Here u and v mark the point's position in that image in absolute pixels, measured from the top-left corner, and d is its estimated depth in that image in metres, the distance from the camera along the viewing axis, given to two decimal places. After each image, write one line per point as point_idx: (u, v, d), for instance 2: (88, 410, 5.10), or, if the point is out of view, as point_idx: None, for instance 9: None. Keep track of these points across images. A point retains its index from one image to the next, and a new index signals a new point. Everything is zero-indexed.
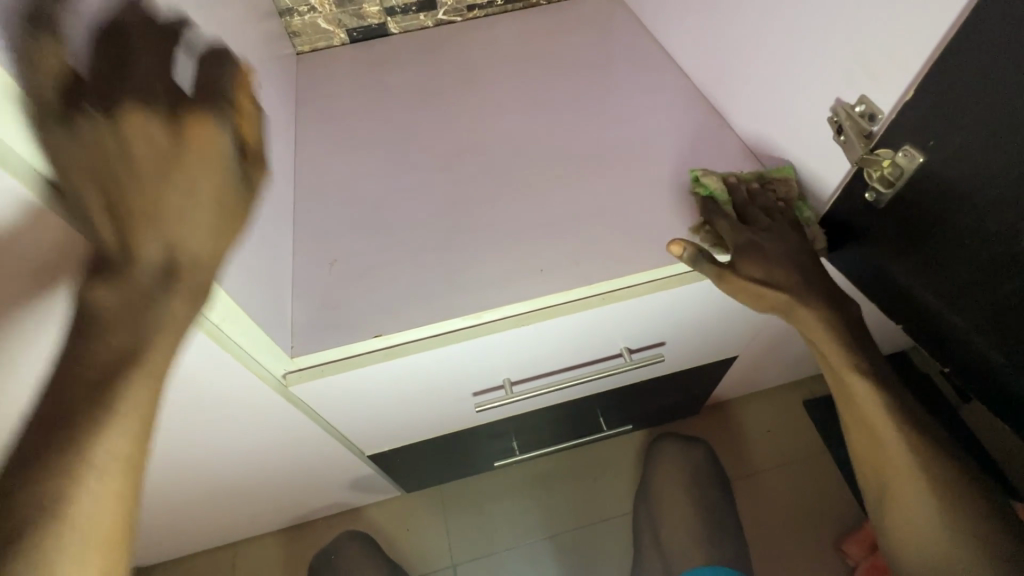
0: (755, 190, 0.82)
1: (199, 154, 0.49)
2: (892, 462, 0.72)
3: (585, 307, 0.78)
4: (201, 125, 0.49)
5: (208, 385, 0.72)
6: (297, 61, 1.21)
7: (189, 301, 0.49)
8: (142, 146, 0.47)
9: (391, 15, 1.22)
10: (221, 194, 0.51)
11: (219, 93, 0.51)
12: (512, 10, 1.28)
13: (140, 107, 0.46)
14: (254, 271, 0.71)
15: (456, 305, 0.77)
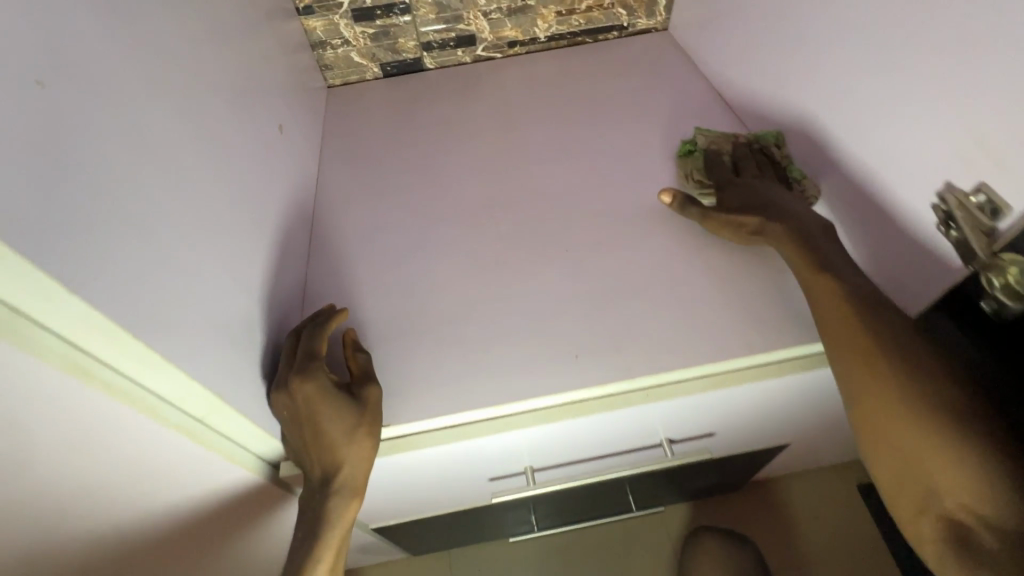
0: (747, 149, 0.84)
1: (310, 398, 0.63)
2: (913, 458, 0.55)
3: (625, 404, 0.67)
4: (312, 378, 0.63)
5: (192, 493, 0.62)
6: (326, 95, 1.15)
7: (346, 501, 0.62)
8: (303, 425, 0.63)
9: (427, 50, 1.15)
10: (347, 425, 0.63)
11: (309, 361, 0.65)
12: (555, 48, 1.20)
13: (279, 394, 0.64)
14: (247, 351, 0.62)
15: (476, 393, 0.67)
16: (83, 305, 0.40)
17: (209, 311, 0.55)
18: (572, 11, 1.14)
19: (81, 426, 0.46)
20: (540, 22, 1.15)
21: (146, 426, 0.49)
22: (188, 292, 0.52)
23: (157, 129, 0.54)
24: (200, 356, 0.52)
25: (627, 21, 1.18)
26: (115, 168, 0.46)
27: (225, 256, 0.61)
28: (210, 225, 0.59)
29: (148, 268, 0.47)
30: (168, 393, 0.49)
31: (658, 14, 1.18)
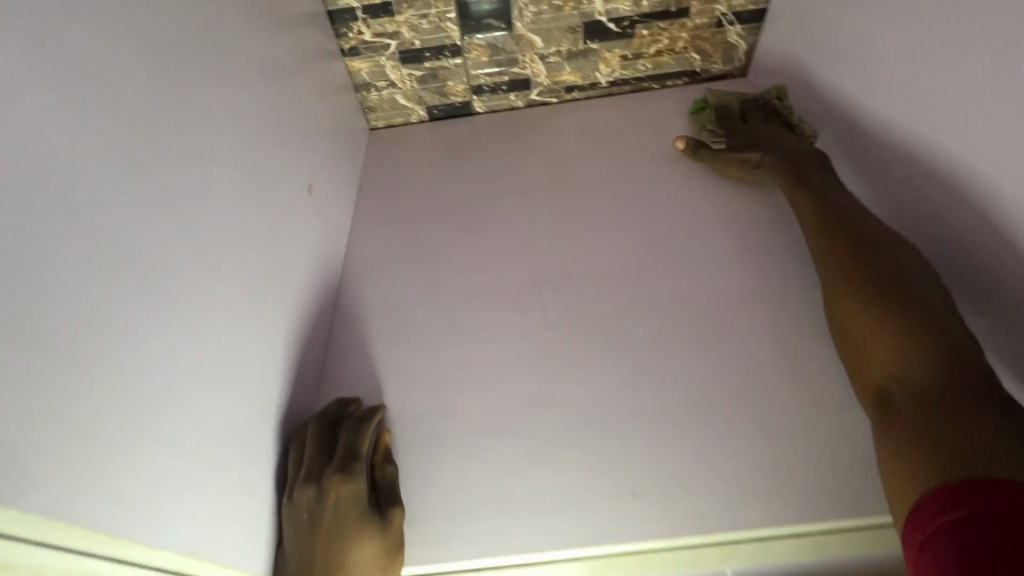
0: (752, 104, 0.94)
1: (338, 505, 0.53)
2: (863, 339, 0.60)
3: (694, 561, 0.55)
4: (348, 484, 0.54)
5: None
6: (368, 139, 1.08)
7: None
8: (321, 539, 0.52)
9: (477, 93, 1.06)
10: (376, 546, 0.53)
11: (350, 458, 0.56)
12: (618, 93, 1.08)
13: (308, 489, 0.53)
14: (236, 469, 0.52)
15: (510, 533, 0.56)
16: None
17: (181, 442, 0.46)
18: (640, 55, 1.03)
19: None
20: (603, 66, 1.04)
21: None
22: (151, 426, 0.43)
23: (149, 218, 0.46)
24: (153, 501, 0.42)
25: (701, 66, 1.05)
26: (68, 287, 0.38)
27: (226, 357, 0.53)
28: (197, 323, 0.49)
29: (90, 412, 0.38)
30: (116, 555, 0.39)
31: (737, 59, 1.05)
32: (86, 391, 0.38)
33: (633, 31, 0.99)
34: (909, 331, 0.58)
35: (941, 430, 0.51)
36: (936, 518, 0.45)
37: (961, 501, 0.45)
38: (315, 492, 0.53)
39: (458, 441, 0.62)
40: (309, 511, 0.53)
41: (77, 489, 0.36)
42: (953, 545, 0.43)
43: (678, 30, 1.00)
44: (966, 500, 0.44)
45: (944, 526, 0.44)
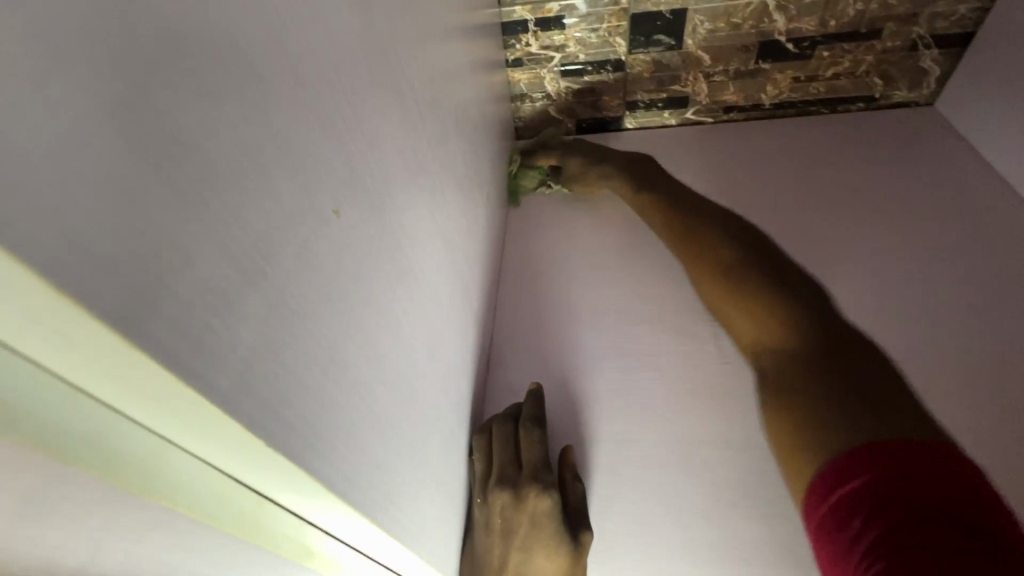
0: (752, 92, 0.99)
1: (527, 516, 0.56)
2: (718, 305, 0.67)
3: None
4: (540, 500, 0.56)
5: None
6: (515, 148, 1.09)
7: None
8: (513, 540, 0.56)
9: (631, 109, 1.04)
10: (559, 563, 0.55)
11: (540, 470, 0.58)
12: (782, 116, 1.02)
13: (503, 492, 0.57)
14: (444, 467, 0.51)
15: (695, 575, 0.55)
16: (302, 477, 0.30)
17: (426, 446, 0.46)
18: (815, 77, 0.96)
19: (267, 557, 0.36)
20: (770, 87, 0.99)
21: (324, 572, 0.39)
22: (413, 430, 0.43)
23: (415, 226, 0.46)
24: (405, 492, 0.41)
25: (881, 92, 0.97)
26: (366, 291, 0.37)
27: (447, 362, 0.53)
28: (435, 319, 0.50)
29: (382, 416, 0.38)
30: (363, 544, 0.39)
31: (925, 86, 0.96)
32: (378, 397, 0.38)
33: (813, 53, 0.93)
34: (771, 311, 0.62)
35: (782, 399, 0.56)
36: (832, 492, 0.46)
37: (852, 469, 0.45)
38: (508, 503, 0.56)
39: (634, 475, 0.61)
40: (501, 518, 0.57)
41: (371, 472, 0.36)
42: (854, 504, 0.43)
43: (862, 53, 0.93)
44: (866, 464, 0.44)
45: (836, 501, 0.45)
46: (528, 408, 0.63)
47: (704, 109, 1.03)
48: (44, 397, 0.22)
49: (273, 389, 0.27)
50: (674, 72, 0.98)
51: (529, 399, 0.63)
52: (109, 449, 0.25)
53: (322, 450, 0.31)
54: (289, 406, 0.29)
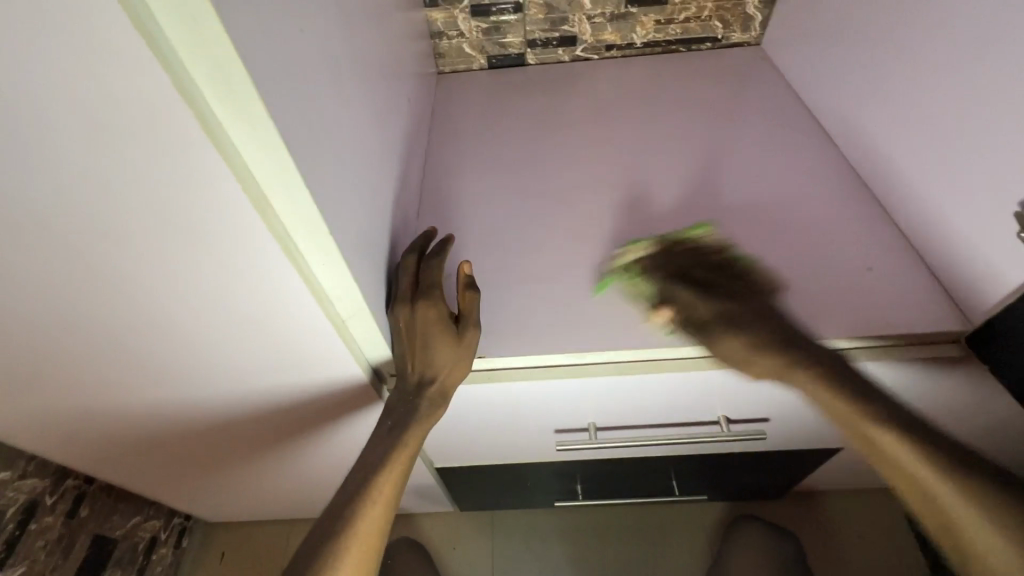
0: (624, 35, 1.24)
1: (423, 319, 0.72)
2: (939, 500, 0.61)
3: (692, 368, 0.75)
4: (432, 308, 0.72)
5: (309, 360, 0.70)
6: (437, 81, 1.28)
7: (435, 402, 0.73)
8: (418, 338, 0.72)
9: (531, 46, 1.26)
10: (451, 347, 0.72)
11: (432, 289, 0.74)
12: (650, 54, 1.27)
13: (405, 306, 0.72)
14: (375, 258, 0.69)
15: (559, 343, 0.76)
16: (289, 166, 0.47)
17: (364, 235, 0.65)
18: (671, 20, 1.22)
19: (254, 253, 0.53)
20: (639, 29, 1.24)
21: (295, 284, 0.57)
22: (357, 217, 0.62)
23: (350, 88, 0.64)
24: (349, 243, 0.59)
25: (722, 34, 1.25)
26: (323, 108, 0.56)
27: (379, 195, 0.73)
28: (367, 159, 0.69)
29: (337, 188, 0.57)
30: (320, 264, 0.57)
31: (753, 29, 1.24)
32: (334, 174, 0.56)
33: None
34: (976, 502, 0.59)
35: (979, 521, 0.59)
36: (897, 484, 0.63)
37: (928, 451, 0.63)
38: (408, 311, 0.73)
39: (523, 297, 0.82)
40: (407, 324, 0.73)
41: (327, 204, 0.53)
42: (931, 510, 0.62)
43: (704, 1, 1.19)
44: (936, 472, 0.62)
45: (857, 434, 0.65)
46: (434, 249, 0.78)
47: (589, 48, 1.27)
48: (177, 68, 0.39)
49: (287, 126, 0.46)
50: (561, 16, 1.21)
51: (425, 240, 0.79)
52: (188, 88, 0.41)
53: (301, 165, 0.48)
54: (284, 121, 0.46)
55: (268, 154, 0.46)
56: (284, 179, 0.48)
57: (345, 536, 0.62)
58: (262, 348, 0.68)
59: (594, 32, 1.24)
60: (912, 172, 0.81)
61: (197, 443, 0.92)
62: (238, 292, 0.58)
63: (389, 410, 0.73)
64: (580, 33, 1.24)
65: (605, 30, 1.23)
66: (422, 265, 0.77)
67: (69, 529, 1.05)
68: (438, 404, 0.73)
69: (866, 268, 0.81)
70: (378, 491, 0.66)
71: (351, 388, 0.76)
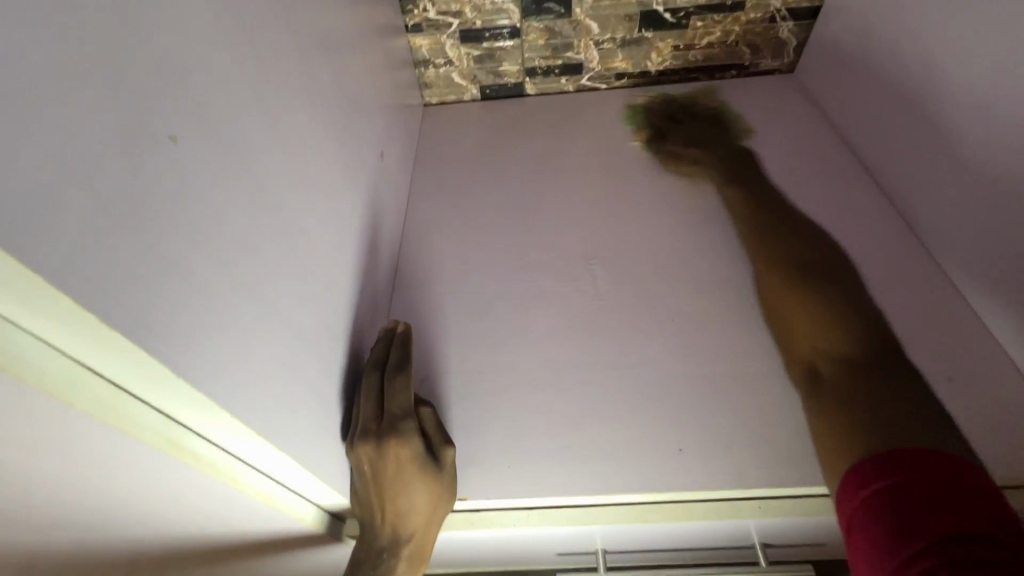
0: (637, 63, 1.08)
1: (390, 459, 0.54)
2: None
3: (730, 515, 0.59)
4: (403, 445, 0.54)
5: (239, 520, 0.53)
6: (423, 115, 1.12)
7: (410, 567, 0.55)
8: (385, 483, 0.55)
9: (530, 75, 1.10)
10: (430, 489, 0.56)
11: (402, 416, 0.56)
12: (667, 83, 1.11)
13: (367, 445, 0.54)
14: (323, 387, 0.53)
15: (561, 478, 0.60)
16: (130, 348, 0.29)
17: (305, 374, 0.48)
18: (692, 46, 1.06)
19: (114, 452, 0.36)
20: (654, 55, 1.07)
21: (191, 471, 0.39)
22: (294, 351, 0.46)
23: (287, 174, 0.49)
24: (273, 399, 0.42)
25: (750, 61, 1.08)
26: (241, 221, 0.40)
27: (333, 298, 0.57)
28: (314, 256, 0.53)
29: (255, 338, 0.40)
30: (226, 437, 0.39)
31: (786, 55, 1.07)
32: (251, 321, 0.40)
33: (688, 22, 1.02)
34: None
35: None
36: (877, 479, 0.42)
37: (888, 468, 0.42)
38: (369, 449, 0.54)
39: (518, 410, 0.66)
40: (369, 465, 0.55)
41: (227, 364, 0.36)
42: None
43: (731, 24, 1.03)
44: (890, 468, 0.42)
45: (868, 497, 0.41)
46: (397, 355, 0.61)
47: (596, 77, 1.10)
48: None
49: (150, 290, 0.30)
50: (564, 41, 1.05)
51: (393, 345, 0.62)
52: None
53: (166, 336, 0.31)
54: (135, 280, 0.29)
55: (110, 354, 0.29)
56: (149, 377, 0.31)
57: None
58: (172, 515, 0.51)
59: (602, 59, 1.08)
60: (1002, 254, 0.65)
61: (128, 568, 0.76)
62: (113, 481, 0.41)
63: (350, 574, 0.55)
64: (586, 60, 1.08)
65: (614, 57, 1.07)
66: (384, 380, 0.59)
67: None
68: (415, 566, 0.56)
69: (946, 377, 0.65)
70: None
71: (302, 537, 0.59)
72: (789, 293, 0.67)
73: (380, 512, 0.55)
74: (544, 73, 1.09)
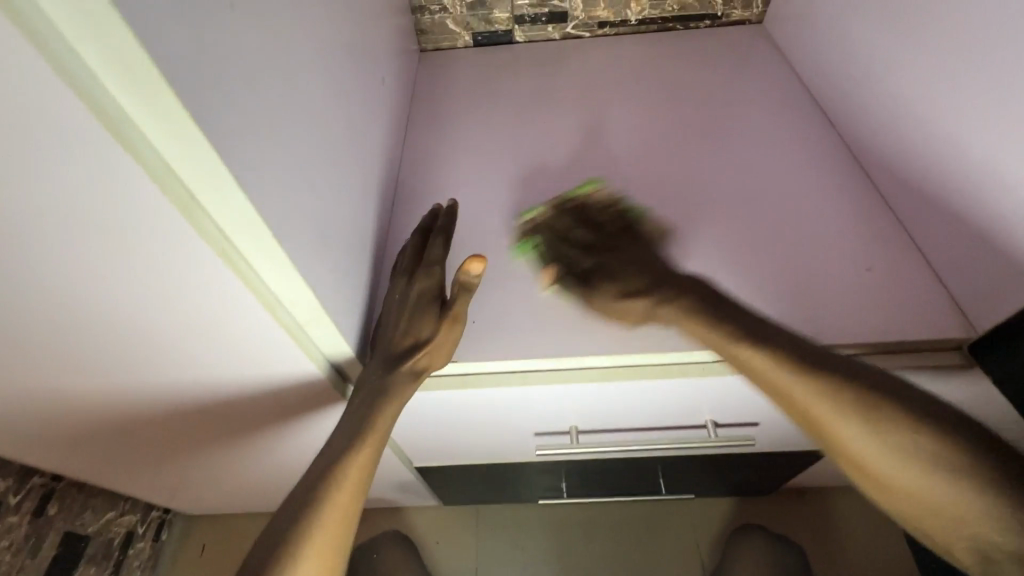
0: (617, 13, 1.17)
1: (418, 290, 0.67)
2: None
3: (679, 375, 0.70)
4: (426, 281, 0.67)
5: (263, 368, 0.64)
6: (419, 60, 1.21)
7: (409, 384, 0.64)
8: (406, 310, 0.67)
9: (519, 23, 1.19)
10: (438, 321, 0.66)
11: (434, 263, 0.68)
12: (645, 31, 1.20)
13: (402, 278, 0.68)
14: (342, 258, 0.64)
15: (538, 346, 0.71)
16: (215, 163, 0.40)
17: (323, 235, 0.58)
18: None
19: (181, 261, 0.46)
20: (633, 5, 1.16)
21: (240, 293, 0.51)
22: (317, 214, 0.57)
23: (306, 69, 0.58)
24: (304, 248, 0.53)
25: (722, 11, 1.17)
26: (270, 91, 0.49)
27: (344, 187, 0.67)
28: (331, 145, 0.63)
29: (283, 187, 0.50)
30: (267, 269, 0.51)
31: (754, 6, 1.16)
32: (279, 170, 0.49)
33: None
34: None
35: None
36: None
37: None
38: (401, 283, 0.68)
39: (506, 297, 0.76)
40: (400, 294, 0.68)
41: (270, 207, 0.47)
42: None
43: None
44: None
45: None
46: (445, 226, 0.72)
47: (580, 25, 1.19)
48: (61, 51, 0.31)
49: (220, 112, 0.40)
50: None
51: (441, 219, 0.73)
52: (68, 63, 0.32)
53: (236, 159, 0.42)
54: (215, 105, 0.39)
55: (191, 154, 0.39)
56: (216, 181, 0.41)
57: (310, 527, 0.54)
58: (208, 356, 0.61)
59: (586, 7, 1.16)
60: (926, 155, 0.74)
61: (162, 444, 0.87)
62: (172, 302, 0.52)
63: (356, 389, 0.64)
64: (571, 9, 1.16)
65: (597, 6, 1.16)
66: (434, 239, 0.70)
67: (37, 528, 1.02)
68: (412, 387, 0.64)
69: (866, 269, 0.76)
70: (344, 476, 0.58)
71: (313, 389, 0.70)
72: (805, 395, 0.57)
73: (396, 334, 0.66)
74: (532, 20, 1.18)
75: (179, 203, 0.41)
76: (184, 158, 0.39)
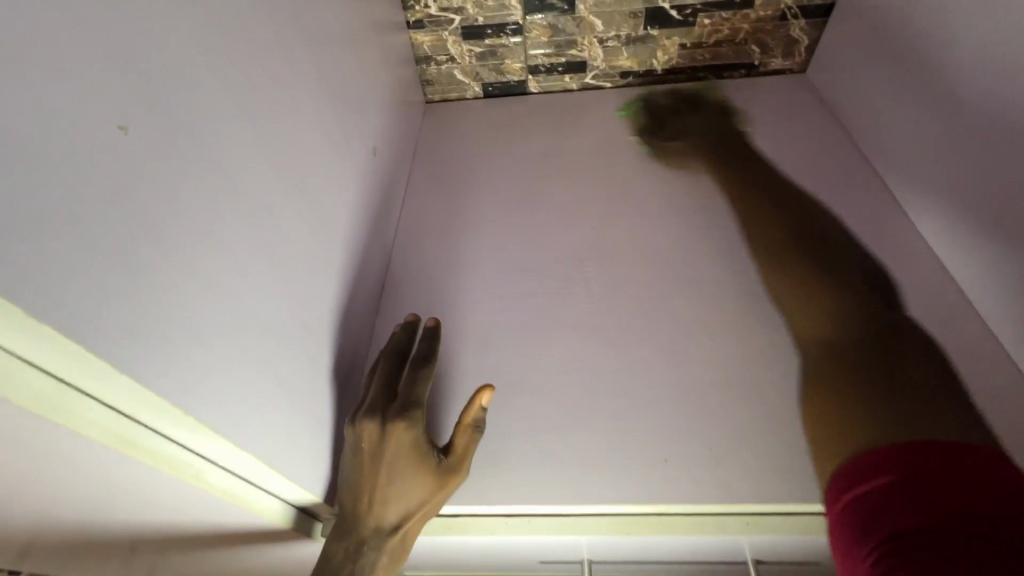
0: (642, 62, 1.06)
1: (394, 442, 0.53)
2: None
3: (713, 530, 0.57)
4: (404, 432, 0.53)
5: (211, 517, 0.54)
6: (425, 112, 1.12)
7: (390, 561, 0.52)
8: (382, 468, 0.53)
9: (533, 73, 1.08)
10: (426, 481, 0.53)
11: (414, 405, 0.55)
12: (673, 82, 1.08)
13: (373, 424, 0.54)
14: (304, 386, 0.53)
15: (540, 486, 0.59)
16: (64, 343, 0.30)
17: (273, 375, 0.48)
18: (698, 44, 1.03)
19: (67, 444, 0.37)
20: (660, 54, 1.04)
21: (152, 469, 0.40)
22: (263, 347, 0.46)
23: (258, 169, 0.48)
24: (237, 401, 0.43)
25: (760, 59, 1.05)
26: (183, 218, 0.39)
27: (314, 293, 0.56)
28: (293, 250, 0.52)
29: (201, 340, 0.39)
30: (183, 437, 0.40)
31: (798, 54, 1.03)
32: (193, 321, 0.39)
33: (694, 20, 0.99)
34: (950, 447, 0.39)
35: None
36: None
37: None
38: (370, 431, 0.54)
39: (505, 416, 0.64)
40: (371, 445, 0.54)
41: (174, 370, 0.37)
42: None
43: (740, 21, 1.00)
44: None
45: None
46: (422, 349, 0.60)
47: (601, 76, 1.08)
48: None
49: (64, 279, 0.30)
50: (567, 40, 1.03)
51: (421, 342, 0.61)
52: None
53: (104, 328, 0.32)
54: (60, 271, 0.30)
55: (32, 338, 0.30)
56: (75, 360, 0.32)
57: None
58: (144, 509, 0.52)
59: (607, 57, 1.05)
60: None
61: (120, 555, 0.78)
62: (76, 474, 0.43)
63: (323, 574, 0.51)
64: (591, 58, 1.06)
65: (619, 55, 1.05)
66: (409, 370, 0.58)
67: None
68: (394, 561, 0.53)
69: None
70: None
71: (281, 535, 0.59)
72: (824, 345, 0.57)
73: (369, 499, 0.52)
74: (547, 70, 1.08)
75: (35, 393, 0.32)
76: (26, 343, 0.30)
